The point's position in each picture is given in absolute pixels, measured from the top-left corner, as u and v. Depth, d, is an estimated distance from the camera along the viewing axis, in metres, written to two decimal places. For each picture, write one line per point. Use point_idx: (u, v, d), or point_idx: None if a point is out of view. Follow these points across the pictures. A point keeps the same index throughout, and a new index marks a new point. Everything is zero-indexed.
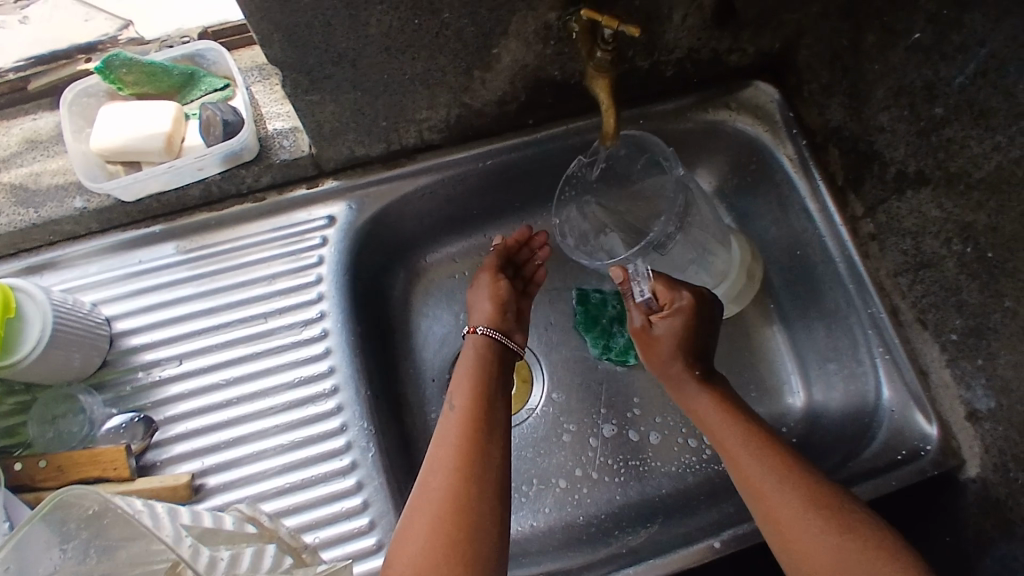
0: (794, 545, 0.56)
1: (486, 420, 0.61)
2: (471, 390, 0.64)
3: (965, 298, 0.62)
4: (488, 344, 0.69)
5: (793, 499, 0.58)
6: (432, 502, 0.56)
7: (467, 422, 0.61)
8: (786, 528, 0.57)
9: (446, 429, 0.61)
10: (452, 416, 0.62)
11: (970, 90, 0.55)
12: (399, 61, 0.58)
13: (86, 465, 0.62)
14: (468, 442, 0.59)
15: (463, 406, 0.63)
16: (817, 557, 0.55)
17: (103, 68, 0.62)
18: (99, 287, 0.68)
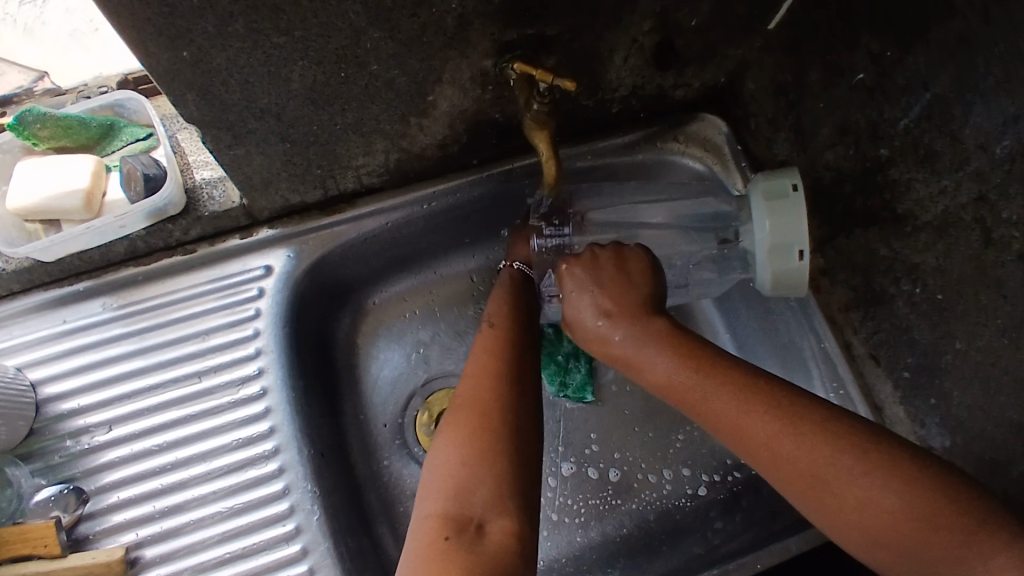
0: (821, 496, 0.48)
1: (520, 337, 0.59)
2: (498, 334, 0.59)
3: (916, 337, 0.61)
4: (517, 276, 0.67)
5: (803, 441, 0.48)
6: (466, 445, 0.50)
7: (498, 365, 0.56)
8: (807, 480, 0.48)
9: (474, 372, 0.56)
10: (479, 359, 0.57)
11: (915, 132, 0.55)
12: (327, 112, 0.55)
13: (16, 542, 0.58)
14: (501, 384, 0.54)
15: (490, 351, 0.58)
16: (858, 503, 0.47)
17: (16, 123, 0.59)
18: (22, 349, 0.64)
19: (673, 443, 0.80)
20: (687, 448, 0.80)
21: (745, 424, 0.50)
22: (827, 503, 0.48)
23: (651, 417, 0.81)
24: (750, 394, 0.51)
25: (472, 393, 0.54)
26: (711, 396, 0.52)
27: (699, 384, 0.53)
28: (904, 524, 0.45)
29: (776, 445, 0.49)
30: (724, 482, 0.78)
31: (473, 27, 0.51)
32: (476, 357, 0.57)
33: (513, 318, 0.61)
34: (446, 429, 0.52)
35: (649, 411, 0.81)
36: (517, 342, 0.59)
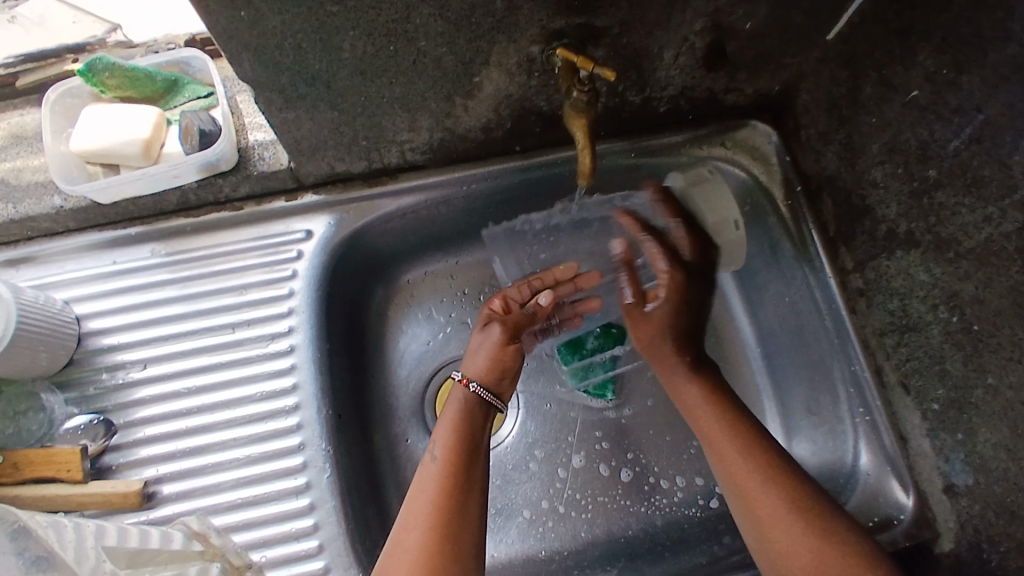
0: (779, 543, 0.55)
1: (466, 472, 0.58)
2: (444, 479, 0.57)
3: (948, 368, 0.59)
4: (474, 406, 0.64)
5: (776, 506, 0.56)
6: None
7: (435, 516, 0.55)
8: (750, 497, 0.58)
9: (408, 526, 0.55)
10: (417, 507, 0.56)
11: (964, 156, 0.53)
12: (376, 85, 0.57)
13: (41, 464, 0.62)
14: (434, 544, 0.53)
15: (428, 499, 0.56)
16: (790, 545, 0.54)
17: (85, 71, 0.62)
18: (72, 284, 0.68)
19: (687, 448, 0.80)
20: (701, 454, 0.79)
21: (728, 447, 0.61)
22: (756, 507, 0.57)
23: (671, 421, 0.80)
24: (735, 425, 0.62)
25: (402, 558, 0.53)
26: (746, 472, 0.59)
27: (750, 469, 0.59)
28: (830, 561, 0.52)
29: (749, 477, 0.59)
30: None
31: (522, 12, 0.51)
32: (413, 506, 0.56)
33: (463, 456, 0.59)
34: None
35: (669, 415, 0.81)
36: (460, 492, 0.57)
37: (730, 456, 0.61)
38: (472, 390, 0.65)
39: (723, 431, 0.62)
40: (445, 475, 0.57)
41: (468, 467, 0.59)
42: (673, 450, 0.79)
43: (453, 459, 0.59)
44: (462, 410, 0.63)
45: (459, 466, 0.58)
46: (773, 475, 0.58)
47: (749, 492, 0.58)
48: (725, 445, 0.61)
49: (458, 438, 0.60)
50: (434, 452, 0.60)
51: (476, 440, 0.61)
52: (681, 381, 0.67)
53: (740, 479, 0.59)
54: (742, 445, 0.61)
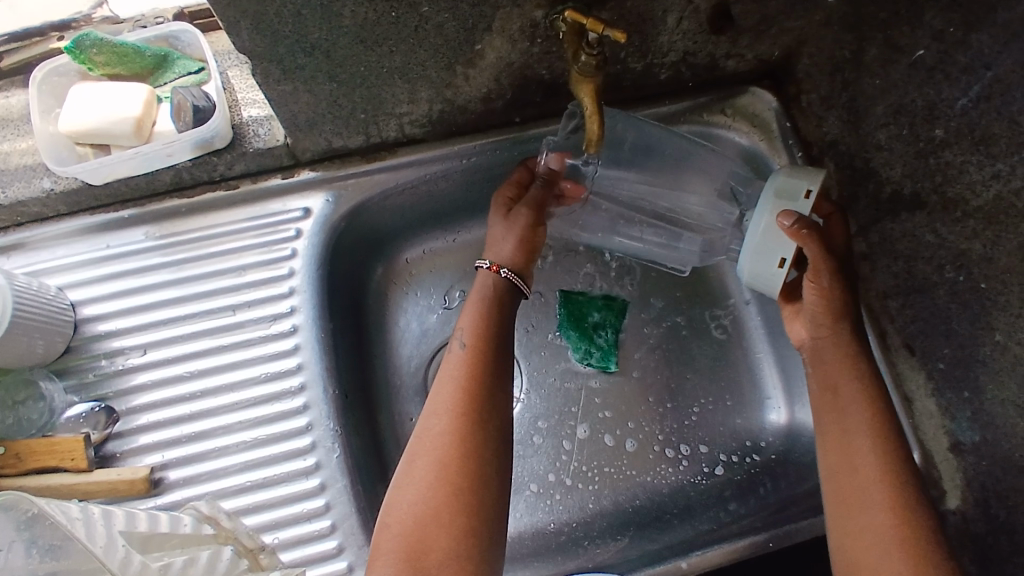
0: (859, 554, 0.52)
1: (493, 362, 0.59)
2: (471, 366, 0.58)
3: (954, 327, 0.60)
4: (505, 290, 0.64)
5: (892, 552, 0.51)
6: (424, 498, 0.52)
7: (461, 399, 0.56)
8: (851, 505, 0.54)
9: (437, 410, 0.56)
10: (443, 393, 0.57)
11: (972, 114, 0.53)
12: (376, 54, 0.55)
13: (43, 454, 0.60)
14: (461, 427, 0.55)
15: (453, 385, 0.58)
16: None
17: (73, 48, 0.60)
18: (65, 270, 0.66)
19: (689, 416, 0.80)
20: (702, 420, 0.80)
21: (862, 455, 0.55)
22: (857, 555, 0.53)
23: (674, 390, 0.81)
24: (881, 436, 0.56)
25: (431, 438, 0.55)
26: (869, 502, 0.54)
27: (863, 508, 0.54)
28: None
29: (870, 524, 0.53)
30: (741, 463, 0.78)
31: None
32: (441, 390, 0.58)
33: (488, 345, 0.60)
34: (407, 471, 0.54)
35: (671, 384, 0.81)
36: (486, 379, 0.58)
37: (861, 477, 0.55)
38: (502, 275, 0.64)
39: (860, 455, 0.55)
40: (470, 362, 0.59)
41: (493, 355, 0.60)
42: (676, 419, 0.80)
43: (479, 347, 0.60)
44: (488, 297, 0.63)
45: (484, 354, 0.60)
46: (901, 519, 0.52)
47: (858, 522, 0.53)
48: (872, 481, 0.54)
49: (481, 325, 0.61)
50: (461, 339, 0.60)
51: (502, 329, 0.62)
52: (836, 354, 0.60)
53: (867, 512, 0.53)
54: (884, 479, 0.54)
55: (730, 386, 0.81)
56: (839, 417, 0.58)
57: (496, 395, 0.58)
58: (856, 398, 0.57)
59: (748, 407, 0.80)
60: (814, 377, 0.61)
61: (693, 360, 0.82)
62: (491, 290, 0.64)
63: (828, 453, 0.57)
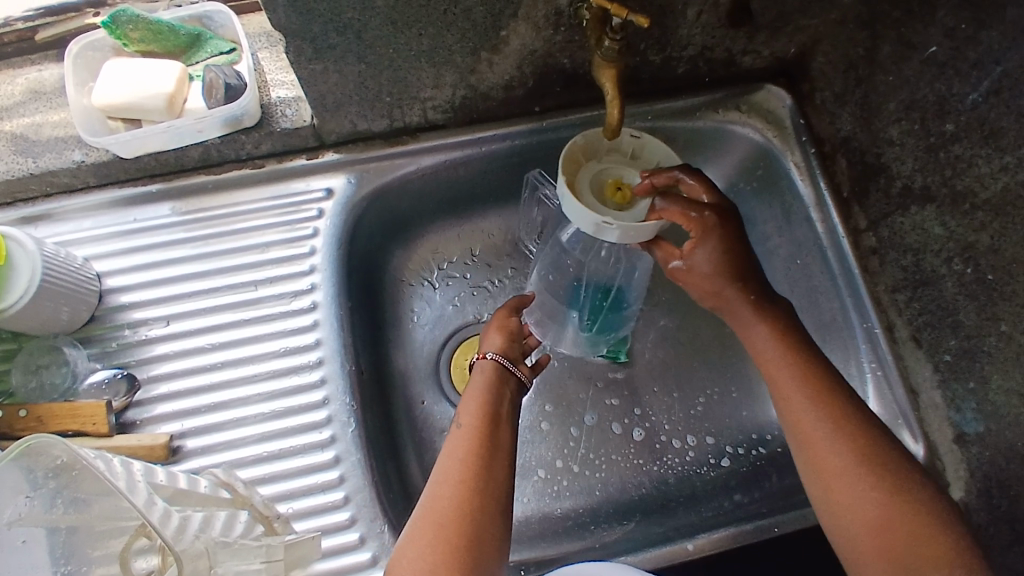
0: (849, 518, 0.54)
1: (496, 442, 0.58)
2: (472, 443, 0.57)
3: (961, 319, 0.61)
4: (500, 373, 0.64)
5: (867, 485, 0.54)
6: (428, 561, 0.51)
7: (471, 471, 0.55)
8: (828, 477, 0.56)
9: (440, 482, 0.55)
10: (450, 464, 0.56)
11: (982, 108, 0.55)
12: (405, 37, 0.57)
13: (65, 417, 0.62)
14: (468, 498, 0.54)
15: (462, 457, 0.56)
16: (890, 527, 0.53)
17: (109, 23, 0.62)
18: (93, 241, 0.68)
19: (695, 406, 0.81)
20: (708, 410, 0.81)
21: (807, 420, 0.58)
22: (835, 503, 0.55)
23: (682, 381, 0.82)
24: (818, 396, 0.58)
25: (438, 508, 0.54)
26: (834, 455, 0.56)
27: (834, 470, 0.56)
28: (899, 537, 0.52)
29: (842, 470, 0.55)
30: (747, 455, 0.79)
31: None
32: (445, 462, 0.57)
33: (491, 424, 0.59)
34: (412, 540, 0.52)
35: (679, 375, 0.82)
36: (490, 454, 0.57)
37: (819, 433, 0.57)
38: (490, 359, 0.64)
39: (812, 416, 0.58)
40: (478, 438, 0.58)
41: (496, 434, 0.59)
42: (683, 408, 0.81)
43: (482, 425, 0.59)
44: (489, 381, 0.63)
45: (488, 435, 0.58)
46: (875, 466, 0.55)
47: (831, 474, 0.56)
48: (827, 430, 0.57)
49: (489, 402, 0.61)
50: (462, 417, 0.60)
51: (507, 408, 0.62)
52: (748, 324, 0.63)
53: (833, 462, 0.56)
54: (836, 424, 0.57)
55: (737, 378, 0.82)
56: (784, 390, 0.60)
57: (498, 473, 0.56)
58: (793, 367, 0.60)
59: (754, 400, 0.81)
60: (759, 369, 0.63)
61: (702, 353, 0.83)
62: (493, 381, 0.63)
63: (788, 426, 0.59)
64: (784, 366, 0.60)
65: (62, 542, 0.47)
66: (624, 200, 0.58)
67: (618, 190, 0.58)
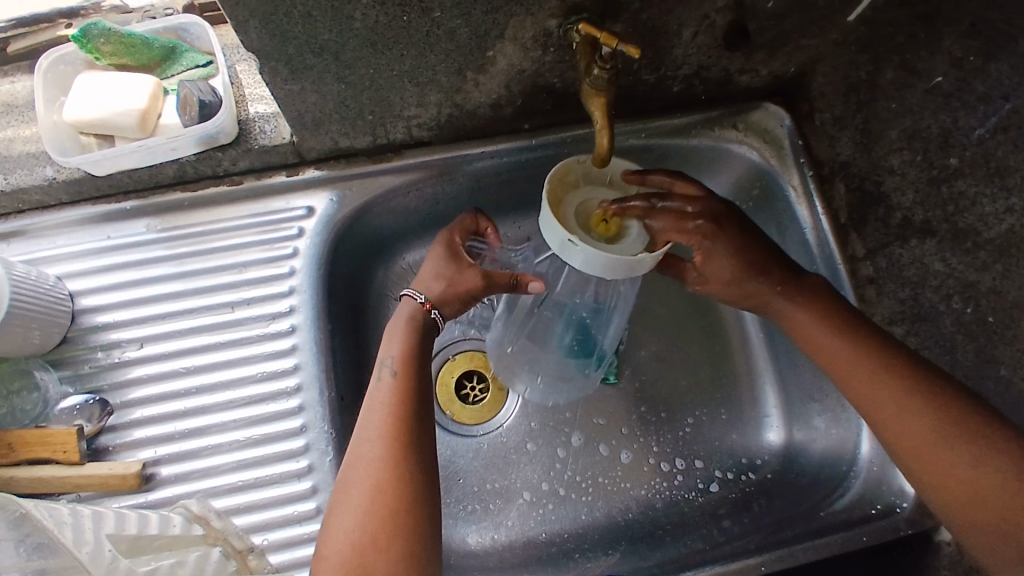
0: (956, 489, 0.52)
1: (420, 391, 0.57)
2: (399, 394, 0.55)
3: (959, 358, 0.59)
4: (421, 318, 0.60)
5: (959, 451, 0.52)
6: (363, 525, 0.50)
7: (395, 427, 0.54)
8: (919, 454, 0.54)
9: (367, 439, 0.53)
10: (371, 421, 0.54)
11: (989, 144, 0.53)
12: (386, 57, 0.55)
13: (35, 445, 0.60)
14: (393, 457, 0.52)
15: (381, 413, 0.55)
16: (993, 490, 0.50)
17: (80, 37, 0.59)
18: (66, 259, 0.66)
19: (683, 428, 0.79)
20: (696, 432, 0.79)
21: (877, 400, 0.56)
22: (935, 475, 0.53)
23: (671, 403, 0.80)
24: (875, 370, 0.57)
25: (370, 468, 0.52)
26: (913, 430, 0.54)
27: (922, 444, 0.53)
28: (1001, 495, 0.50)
29: (929, 442, 0.53)
30: (736, 481, 0.77)
31: None
32: (369, 419, 0.55)
33: (417, 373, 0.57)
34: (343, 505, 0.52)
35: (669, 397, 0.80)
36: (415, 406, 0.55)
37: (893, 411, 0.55)
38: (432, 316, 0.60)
39: (882, 396, 0.56)
40: (400, 389, 0.56)
41: (421, 380, 0.57)
42: (671, 430, 0.79)
43: (407, 375, 0.56)
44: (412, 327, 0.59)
45: (414, 381, 0.57)
46: (957, 427, 0.53)
47: (920, 448, 0.54)
48: (903, 406, 0.55)
49: (408, 351, 0.58)
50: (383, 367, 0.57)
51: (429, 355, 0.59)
52: (784, 307, 0.61)
53: (918, 435, 0.54)
54: (908, 396, 0.55)
55: (728, 400, 0.80)
56: (848, 375, 0.58)
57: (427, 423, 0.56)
58: (850, 349, 0.58)
59: (745, 424, 0.79)
60: (807, 349, 0.61)
61: (693, 375, 0.81)
62: (423, 325, 0.60)
63: (862, 409, 0.58)
64: (836, 342, 0.59)
65: None
66: (611, 231, 0.53)
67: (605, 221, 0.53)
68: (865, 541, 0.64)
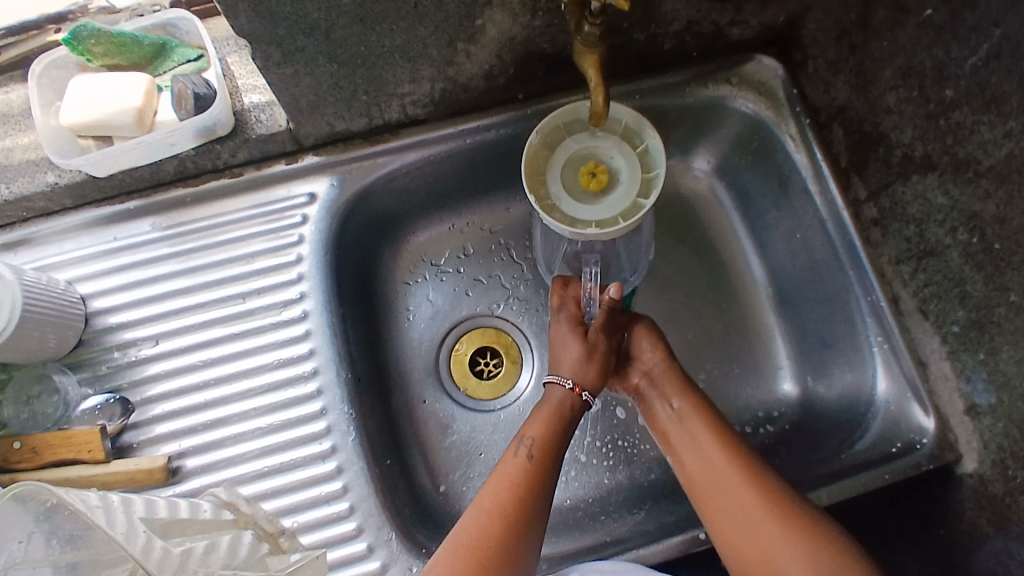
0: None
1: (549, 480, 0.59)
2: (525, 475, 0.58)
3: (968, 289, 0.59)
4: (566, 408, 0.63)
5: (785, 547, 0.53)
6: None
7: (518, 504, 0.56)
8: (742, 545, 0.55)
9: (485, 511, 0.55)
10: (496, 495, 0.56)
11: (982, 73, 0.53)
12: (376, 33, 0.55)
13: (60, 446, 0.60)
14: (505, 533, 0.54)
15: (511, 488, 0.57)
16: None
17: (70, 39, 0.60)
18: (74, 263, 0.66)
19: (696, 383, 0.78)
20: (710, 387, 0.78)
21: (720, 480, 0.58)
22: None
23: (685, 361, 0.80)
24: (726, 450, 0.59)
25: (478, 536, 0.54)
26: (745, 519, 0.55)
27: (749, 531, 0.55)
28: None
29: (759, 534, 0.54)
30: (755, 434, 0.76)
31: None
32: (493, 490, 0.57)
33: (547, 461, 0.60)
34: (444, 561, 0.53)
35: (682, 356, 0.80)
36: (539, 492, 0.57)
37: (744, 518, 0.56)
38: (583, 399, 0.64)
39: (749, 506, 0.56)
40: (532, 472, 0.58)
41: (552, 469, 0.60)
42: None
43: (542, 461, 0.59)
44: (548, 417, 0.62)
45: (546, 470, 0.59)
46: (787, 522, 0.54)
47: (746, 544, 0.55)
48: (755, 513, 0.55)
49: (550, 436, 0.61)
50: (524, 448, 0.60)
51: (563, 446, 0.62)
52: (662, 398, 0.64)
53: (765, 543, 0.54)
54: (765, 505, 0.55)
55: (741, 357, 0.79)
56: (711, 476, 0.58)
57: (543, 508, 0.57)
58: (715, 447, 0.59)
59: None
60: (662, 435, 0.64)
61: (704, 335, 0.79)
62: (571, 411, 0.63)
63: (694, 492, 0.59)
64: (695, 427, 0.61)
65: None
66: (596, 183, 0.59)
67: (592, 175, 0.59)
68: (889, 479, 0.64)
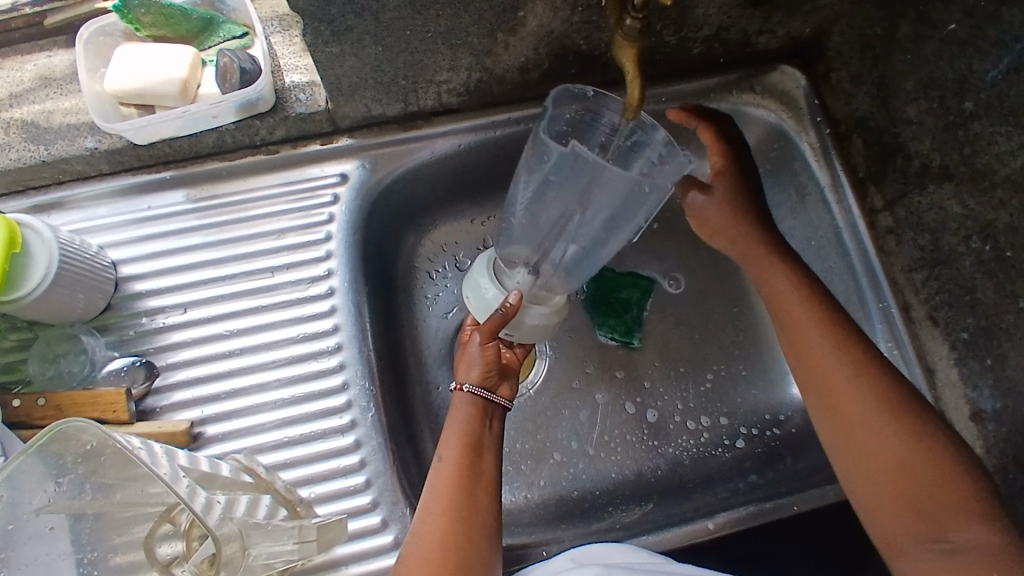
0: (864, 448, 0.55)
1: (479, 475, 0.58)
2: (455, 480, 0.57)
3: (979, 297, 0.61)
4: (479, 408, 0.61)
5: (877, 424, 0.56)
6: None
7: (453, 516, 0.56)
8: (842, 415, 0.57)
9: (427, 522, 0.56)
10: (432, 520, 0.56)
11: (1002, 86, 0.55)
12: (423, 18, 0.57)
13: (84, 406, 0.61)
14: (451, 548, 0.54)
15: (448, 477, 0.58)
16: (898, 462, 0.54)
17: (121, 7, 0.62)
18: (106, 229, 0.67)
19: (704, 382, 0.81)
20: (717, 387, 0.81)
21: (821, 348, 0.60)
22: (866, 461, 0.55)
23: (694, 361, 0.82)
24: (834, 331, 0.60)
25: (422, 548, 0.54)
26: (849, 392, 0.57)
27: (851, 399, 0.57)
28: (924, 487, 0.53)
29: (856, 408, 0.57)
30: (761, 436, 0.79)
31: None
32: (430, 509, 0.56)
33: (473, 461, 0.59)
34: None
35: (691, 355, 0.82)
36: (471, 496, 0.57)
37: (843, 389, 0.58)
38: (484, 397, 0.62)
39: (847, 378, 0.58)
40: (461, 478, 0.58)
41: (478, 463, 0.59)
42: (693, 386, 0.81)
43: (464, 465, 0.58)
44: (465, 419, 0.61)
45: (471, 472, 0.58)
46: (886, 402, 0.56)
47: (846, 418, 0.57)
48: (841, 374, 0.58)
49: (468, 442, 0.59)
50: (441, 452, 0.59)
51: (490, 444, 0.61)
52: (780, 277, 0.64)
53: (858, 416, 0.56)
54: (871, 388, 0.57)
55: (744, 356, 0.82)
56: (815, 350, 0.60)
57: (481, 507, 0.57)
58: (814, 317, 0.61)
59: (767, 381, 0.82)
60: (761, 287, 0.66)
61: (715, 334, 0.83)
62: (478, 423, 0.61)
63: (796, 360, 0.62)
64: (797, 296, 0.63)
65: (87, 529, 0.47)
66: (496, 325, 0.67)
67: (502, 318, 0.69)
68: None
